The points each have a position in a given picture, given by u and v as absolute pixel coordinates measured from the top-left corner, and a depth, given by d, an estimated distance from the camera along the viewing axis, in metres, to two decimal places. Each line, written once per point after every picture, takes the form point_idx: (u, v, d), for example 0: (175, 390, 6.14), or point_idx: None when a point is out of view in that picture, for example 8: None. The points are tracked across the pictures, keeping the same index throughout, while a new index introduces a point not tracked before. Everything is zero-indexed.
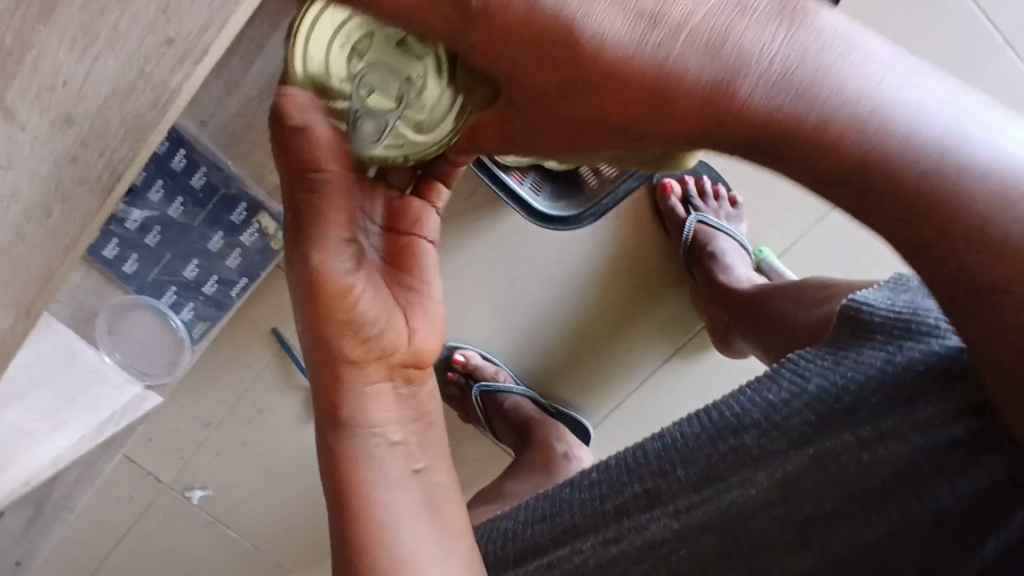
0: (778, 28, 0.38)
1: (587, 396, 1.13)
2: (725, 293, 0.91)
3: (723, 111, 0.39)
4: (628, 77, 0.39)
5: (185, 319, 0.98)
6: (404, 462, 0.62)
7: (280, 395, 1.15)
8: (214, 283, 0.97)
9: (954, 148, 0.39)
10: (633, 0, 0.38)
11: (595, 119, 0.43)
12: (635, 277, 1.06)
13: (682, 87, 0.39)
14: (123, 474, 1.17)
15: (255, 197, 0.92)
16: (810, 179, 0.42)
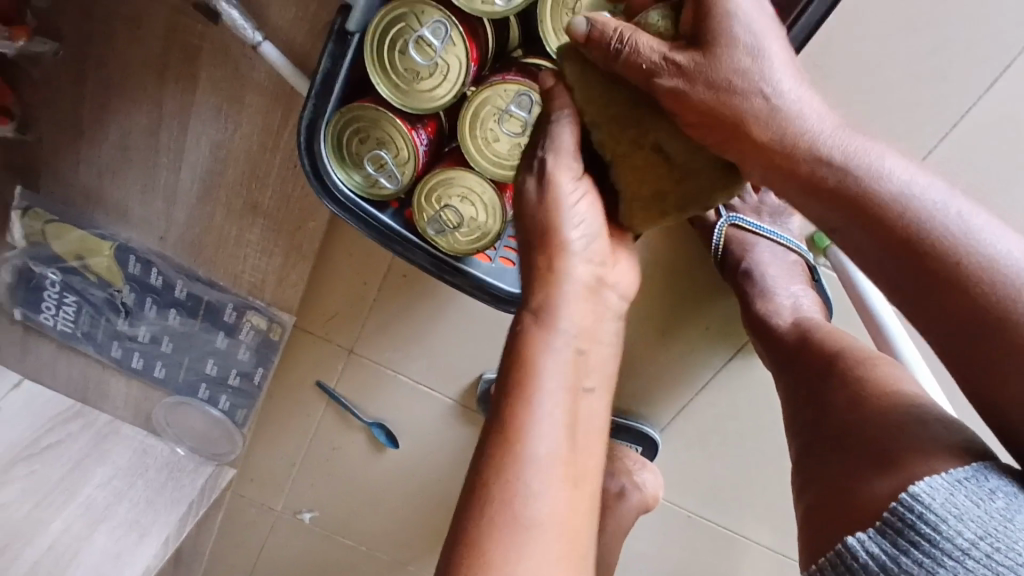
0: (814, 110, 0.52)
1: (643, 403, 0.97)
2: (764, 329, 0.73)
3: (776, 148, 0.52)
4: (720, 103, 0.52)
5: (225, 408, 1.00)
6: (574, 376, 0.56)
7: (345, 433, 1.16)
8: (236, 375, 0.96)
9: (894, 179, 0.49)
10: (745, 50, 0.52)
11: (701, 125, 0.54)
12: (673, 280, 0.87)
13: (748, 120, 0.52)
14: (241, 504, 1.28)
15: (238, 296, 0.87)
16: (760, 150, 0.53)
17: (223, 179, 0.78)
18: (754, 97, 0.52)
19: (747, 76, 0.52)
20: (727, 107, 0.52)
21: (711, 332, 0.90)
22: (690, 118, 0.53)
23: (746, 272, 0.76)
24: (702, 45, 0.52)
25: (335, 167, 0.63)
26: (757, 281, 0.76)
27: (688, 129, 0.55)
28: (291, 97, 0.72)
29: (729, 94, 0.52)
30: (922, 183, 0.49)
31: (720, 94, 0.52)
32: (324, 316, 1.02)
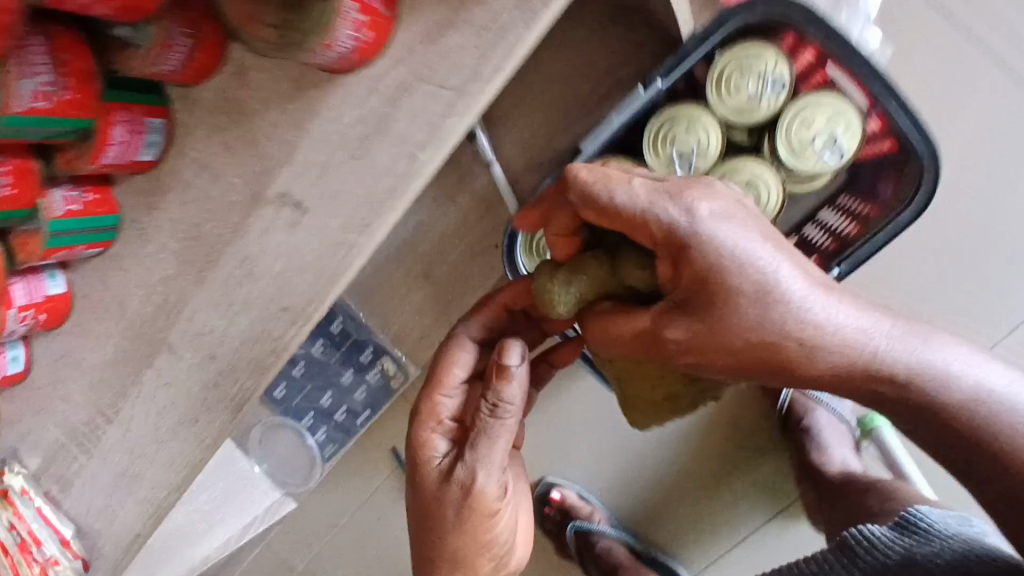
0: (837, 310, 0.48)
1: (684, 543, 1.10)
2: (813, 475, 0.90)
3: (806, 371, 0.48)
4: (742, 329, 0.47)
5: (320, 439, 1.14)
6: (476, 517, 0.59)
7: (396, 507, 1.26)
8: (344, 411, 1.12)
9: (957, 370, 0.48)
10: (737, 255, 0.46)
11: (727, 350, 0.48)
12: (732, 432, 1.04)
13: (769, 347, 0.48)
14: (266, 556, 1.34)
15: (381, 343, 1.07)
16: (792, 377, 0.49)
17: (414, 250, 1.02)
18: (773, 311, 0.47)
19: (757, 308, 0.47)
20: (751, 339, 0.48)
21: (756, 489, 1.05)
22: (712, 354, 0.49)
23: (806, 427, 0.93)
24: (676, 258, 0.47)
25: (523, 255, 0.86)
26: (815, 439, 0.93)
27: (682, 346, 0.50)
28: (490, 206, 0.98)
29: (751, 326, 0.47)
30: (974, 368, 0.48)
31: (730, 330, 0.47)
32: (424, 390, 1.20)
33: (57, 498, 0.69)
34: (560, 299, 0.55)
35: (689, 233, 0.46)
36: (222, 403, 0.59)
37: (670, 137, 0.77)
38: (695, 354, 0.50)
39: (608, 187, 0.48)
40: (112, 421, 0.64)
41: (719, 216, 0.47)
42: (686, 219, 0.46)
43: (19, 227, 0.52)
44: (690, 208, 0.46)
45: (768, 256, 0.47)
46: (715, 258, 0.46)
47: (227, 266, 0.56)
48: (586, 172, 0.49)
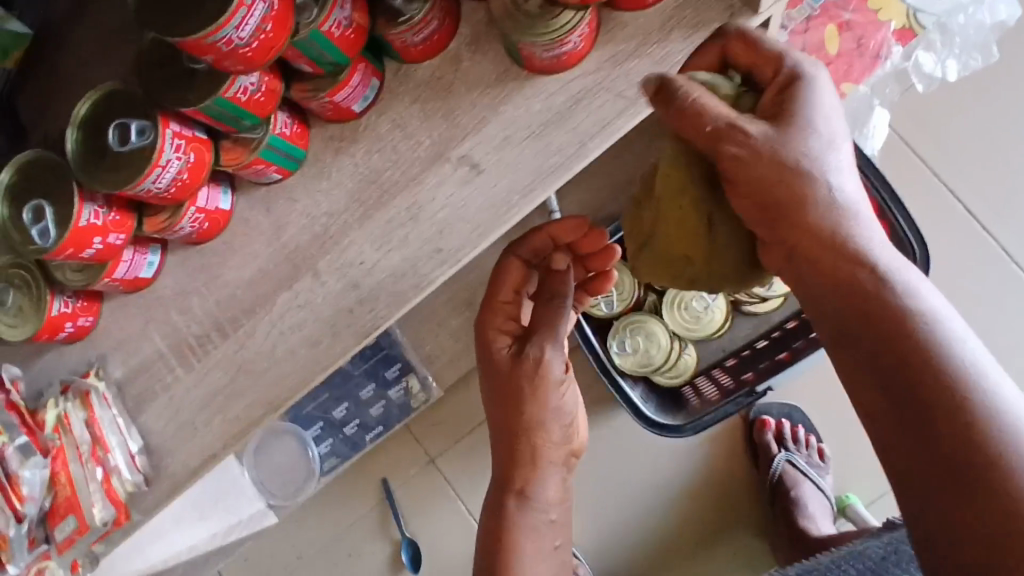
0: (877, 237, 0.52)
1: None
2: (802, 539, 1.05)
3: (838, 267, 0.51)
4: (791, 190, 0.52)
5: (323, 451, 1.15)
6: (541, 393, 0.72)
7: (371, 544, 1.24)
8: (355, 424, 1.15)
9: (964, 342, 0.46)
10: (824, 148, 0.52)
11: (774, 212, 0.53)
12: (718, 498, 1.14)
13: (809, 224, 0.52)
14: None
15: (409, 361, 1.13)
16: (814, 267, 0.52)
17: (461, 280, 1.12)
18: (816, 195, 0.52)
19: (811, 166, 0.52)
20: (786, 184, 0.52)
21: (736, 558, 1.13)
22: (751, 186, 0.53)
23: (794, 497, 1.07)
24: (779, 106, 0.54)
25: None
26: (801, 506, 1.07)
27: (741, 192, 0.54)
28: None
29: (792, 174, 0.52)
30: (982, 352, 0.46)
31: (783, 168, 0.52)
32: (428, 424, 1.24)
33: (133, 410, 0.70)
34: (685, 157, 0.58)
35: (799, 75, 0.53)
36: (352, 329, 0.66)
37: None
38: (738, 154, 0.52)
39: (763, 43, 0.55)
40: (225, 336, 0.68)
41: (823, 88, 0.54)
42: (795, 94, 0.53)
43: (242, 136, 0.62)
44: (813, 70, 0.54)
45: (842, 174, 0.53)
46: (802, 104, 0.53)
47: (394, 208, 0.65)
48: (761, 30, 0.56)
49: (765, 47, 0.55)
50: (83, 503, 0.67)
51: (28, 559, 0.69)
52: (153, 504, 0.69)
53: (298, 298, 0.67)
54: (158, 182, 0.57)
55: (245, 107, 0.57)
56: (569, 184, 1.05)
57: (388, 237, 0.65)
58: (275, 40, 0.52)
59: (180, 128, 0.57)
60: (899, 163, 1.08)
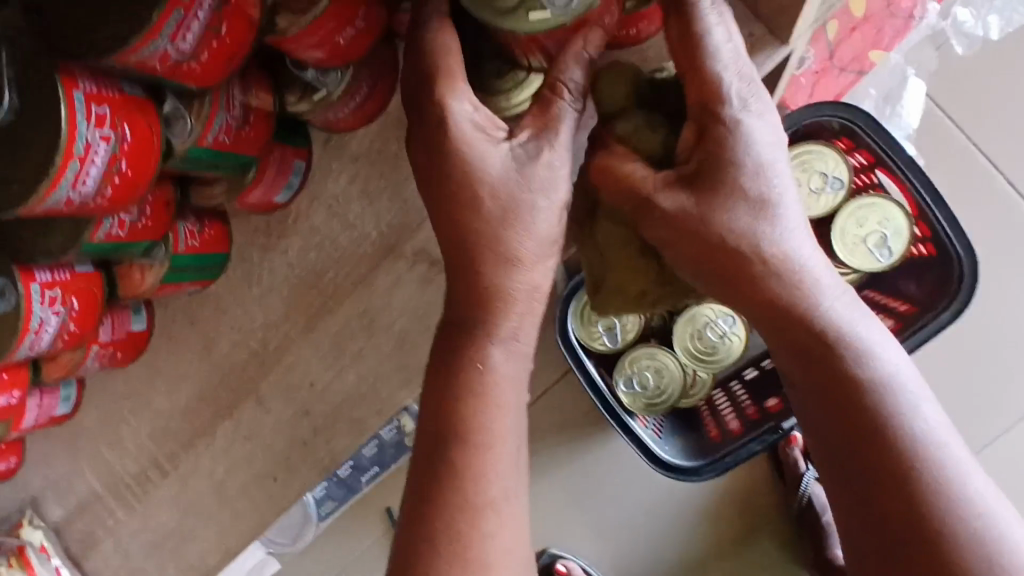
0: (835, 293, 0.39)
1: None
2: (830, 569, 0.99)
3: (795, 337, 0.39)
4: (728, 258, 0.38)
5: (318, 496, 1.11)
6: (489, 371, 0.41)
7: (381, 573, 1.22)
8: (348, 468, 1.09)
9: (934, 436, 0.38)
10: (760, 195, 0.38)
11: (711, 278, 0.39)
12: (743, 515, 1.06)
13: (759, 293, 0.39)
14: None
15: None
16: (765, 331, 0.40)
17: None
18: (764, 258, 0.38)
19: (747, 224, 0.38)
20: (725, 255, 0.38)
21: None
22: (682, 252, 0.39)
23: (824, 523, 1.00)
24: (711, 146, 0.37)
25: (574, 322, 0.87)
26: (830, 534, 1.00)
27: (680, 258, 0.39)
28: None
29: (724, 241, 0.38)
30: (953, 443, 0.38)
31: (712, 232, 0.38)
32: None
33: (77, 558, 0.61)
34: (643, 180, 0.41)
35: (724, 118, 0.37)
36: (308, 464, 0.55)
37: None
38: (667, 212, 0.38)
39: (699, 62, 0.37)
40: (166, 475, 0.58)
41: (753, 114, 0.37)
42: (722, 127, 0.37)
43: (137, 260, 0.49)
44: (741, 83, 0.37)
45: (788, 216, 0.39)
46: (730, 148, 0.37)
47: (342, 318, 0.53)
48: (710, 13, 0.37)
49: (690, 47, 0.37)
50: None
51: None
52: None
53: (242, 430, 0.56)
54: (37, 343, 0.45)
55: (127, 240, 0.44)
56: None
57: (338, 353, 0.54)
58: (139, 175, 0.37)
59: (54, 274, 0.45)
60: (936, 135, 0.92)
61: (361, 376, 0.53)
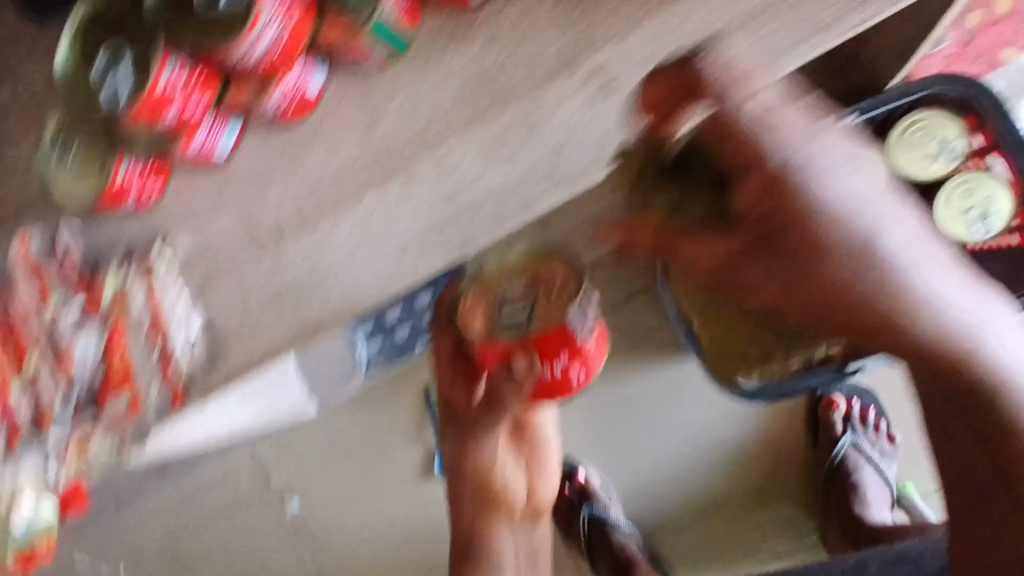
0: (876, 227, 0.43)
1: (687, 562, 1.17)
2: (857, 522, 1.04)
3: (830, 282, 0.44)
4: (800, 228, 0.42)
5: (372, 350, 1.19)
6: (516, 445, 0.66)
7: (406, 445, 1.33)
8: (408, 329, 1.18)
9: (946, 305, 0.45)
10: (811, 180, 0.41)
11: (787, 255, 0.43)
12: (765, 464, 1.16)
13: (812, 250, 0.42)
14: (239, 467, 1.36)
15: None
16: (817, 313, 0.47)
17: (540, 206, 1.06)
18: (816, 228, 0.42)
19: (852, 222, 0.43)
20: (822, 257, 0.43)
21: (771, 519, 1.16)
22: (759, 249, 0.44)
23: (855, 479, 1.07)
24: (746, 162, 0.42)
25: None
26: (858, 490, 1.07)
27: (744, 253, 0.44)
28: None
29: (821, 241, 0.42)
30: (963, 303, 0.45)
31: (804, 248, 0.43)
32: None
33: (196, 294, 0.66)
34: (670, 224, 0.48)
35: (773, 149, 0.41)
36: (445, 244, 0.61)
37: None
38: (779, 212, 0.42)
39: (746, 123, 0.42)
40: (304, 232, 0.63)
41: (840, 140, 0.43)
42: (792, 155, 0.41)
43: (350, 12, 0.54)
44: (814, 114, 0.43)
45: (842, 187, 0.42)
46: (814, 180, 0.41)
47: (508, 119, 0.58)
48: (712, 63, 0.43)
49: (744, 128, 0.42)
50: (141, 381, 0.61)
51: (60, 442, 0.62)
52: (213, 388, 0.66)
53: (390, 205, 0.61)
54: (251, 51, 0.52)
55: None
56: None
57: (496, 152, 0.59)
58: None
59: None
60: None
61: (512, 174, 0.59)
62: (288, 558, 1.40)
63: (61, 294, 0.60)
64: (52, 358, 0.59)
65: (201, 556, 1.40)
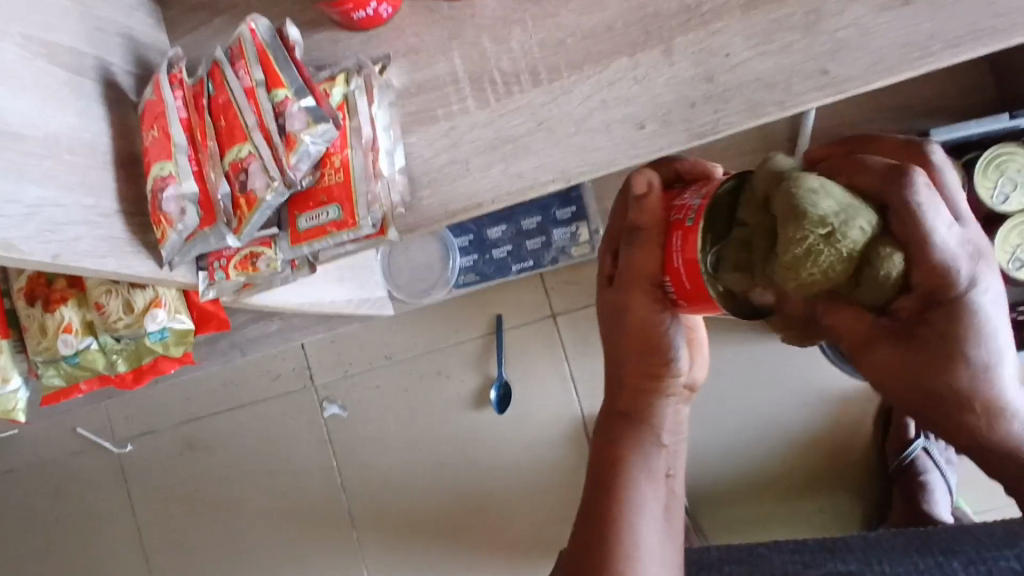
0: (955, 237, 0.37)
1: (725, 536, 1.14)
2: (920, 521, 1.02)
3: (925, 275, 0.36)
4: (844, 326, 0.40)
5: (464, 264, 1.15)
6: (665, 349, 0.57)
7: (463, 370, 1.30)
8: (506, 250, 1.14)
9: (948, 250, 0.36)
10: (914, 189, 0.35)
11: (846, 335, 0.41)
12: (824, 459, 1.11)
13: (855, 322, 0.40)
14: (296, 353, 1.38)
15: (586, 210, 1.10)
16: (951, 336, 0.38)
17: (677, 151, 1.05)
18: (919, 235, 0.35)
19: (967, 352, 0.39)
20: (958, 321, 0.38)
21: (818, 513, 1.11)
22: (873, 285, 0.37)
23: (923, 482, 1.06)
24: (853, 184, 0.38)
25: None
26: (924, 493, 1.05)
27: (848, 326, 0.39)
28: (771, 145, 1.02)
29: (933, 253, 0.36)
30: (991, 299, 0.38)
31: (954, 297, 0.37)
32: (563, 279, 1.24)
33: (403, 127, 0.64)
34: (852, 233, 0.34)
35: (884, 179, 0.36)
36: (686, 123, 0.58)
37: (1002, 168, 0.85)
38: (924, 272, 0.36)
39: (923, 213, 0.35)
40: (537, 85, 0.61)
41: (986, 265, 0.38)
42: (952, 262, 0.36)
43: None
44: (961, 238, 0.37)
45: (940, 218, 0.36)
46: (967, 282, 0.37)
47: (790, 8, 0.56)
48: (922, 186, 0.36)
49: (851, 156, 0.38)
50: (355, 196, 0.58)
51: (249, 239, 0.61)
52: (407, 230, 0.63)
53: (637, 75, 0.59)
54: None
55: None
56: (830, 103, 0.99)
57: (768, 39, 0.56)
58: None
59: None
60: None
61: (780, 65, 0.56)
62: (319, 460, 1.39)
63: (297, 85, 0.57)
64: (275, 146, 0.56)
65: (238, 432, 1.44)
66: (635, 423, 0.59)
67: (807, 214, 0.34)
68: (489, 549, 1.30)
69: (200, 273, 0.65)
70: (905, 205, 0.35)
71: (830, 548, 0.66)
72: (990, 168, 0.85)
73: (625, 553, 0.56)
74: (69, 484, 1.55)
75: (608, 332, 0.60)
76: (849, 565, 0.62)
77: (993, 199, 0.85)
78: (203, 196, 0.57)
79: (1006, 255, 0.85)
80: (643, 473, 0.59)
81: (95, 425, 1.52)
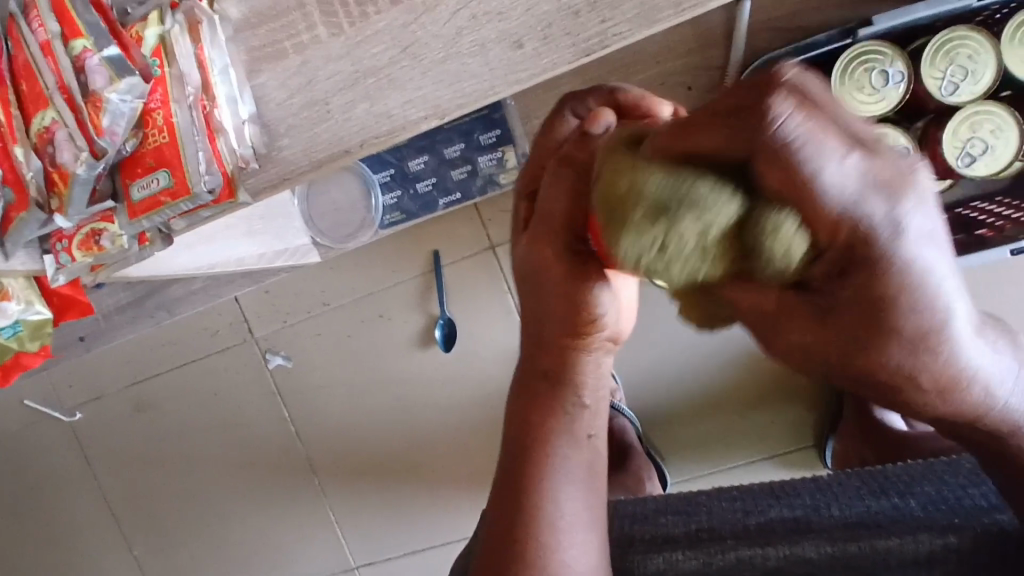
0: (878, 189, 0.25)
1: (680, 455, 1.13)
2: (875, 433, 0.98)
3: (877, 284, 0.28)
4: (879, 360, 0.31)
5: (387, 202, 1.07)
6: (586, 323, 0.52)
7: (406, 310, 1.24)
8: (430, 183, 1.06)
9: (910, 239, 0.27)
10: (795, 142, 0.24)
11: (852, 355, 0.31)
12: (777, 373, 1.08)
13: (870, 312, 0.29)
14: (231, 306, 1.31)
15: (512, 133, 1.02)
16: (867, 315, 0.29)
17: (606, 58, 0.95)
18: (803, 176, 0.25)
19: (898, 323, 0.29)
20: (872, 289, 0.28)
21: (771, 426, 1.10)
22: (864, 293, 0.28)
23: None
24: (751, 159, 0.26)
25: None
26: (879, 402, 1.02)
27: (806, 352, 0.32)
28: (711, 43, 0.91)
29: (835, 213, 0.25)
30: (930, 243, 0.27)
31: (873, 263, 0.27)
32: (500, 208, 1.16)
33: (249, 65, 0.53)
34: (683, 232, 0.26)
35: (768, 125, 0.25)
36: (571, 37, 0.49)
37: (948, 55, 0.77)
38: (823, 230, 0.26)
39: (798, 157, 0.24)
40: (396, 3, 0.51)
41: (917, 177, 0.26)
42: (851, 208, 0.25)
43: None
44: (858, 172, 0.25)
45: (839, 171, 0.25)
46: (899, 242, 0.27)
47: None
48: (790, 116, 0.24)
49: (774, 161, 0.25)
50: (185, 156, 0.51)
51: (84, 217, 0.53)
52: (268, 186, 0.54)
53: None
54: None
55: None
56: None
57: None
58: None
59: None
60: None
61: None
62: (270, 412, 1.35)
63: (96, 32, 0.50)
64: (79, 110, 0.49)
65: (184, 392, 1.39)
66: (557, 385, 0.56)
67: (632, 221, 0.27)
68: (452, 482, 1.30)
69: (45, 258, 0.57)
70: (771, 146, 0.25)
71: (779, 493, 0.64)
72: (937, 56, 0.78)
73: (539, 526, 0.55)
74: (22, 456, 1.50)
75: (526, 293, 0.55)
76: (795, 510, 0.60)
77: (941, 90, 0.78)
78: (12, 174, 0.51)
79: (957, 150, 0.79)
80: (564, 438, 0.57)
81: (35, 397, 1.45)
